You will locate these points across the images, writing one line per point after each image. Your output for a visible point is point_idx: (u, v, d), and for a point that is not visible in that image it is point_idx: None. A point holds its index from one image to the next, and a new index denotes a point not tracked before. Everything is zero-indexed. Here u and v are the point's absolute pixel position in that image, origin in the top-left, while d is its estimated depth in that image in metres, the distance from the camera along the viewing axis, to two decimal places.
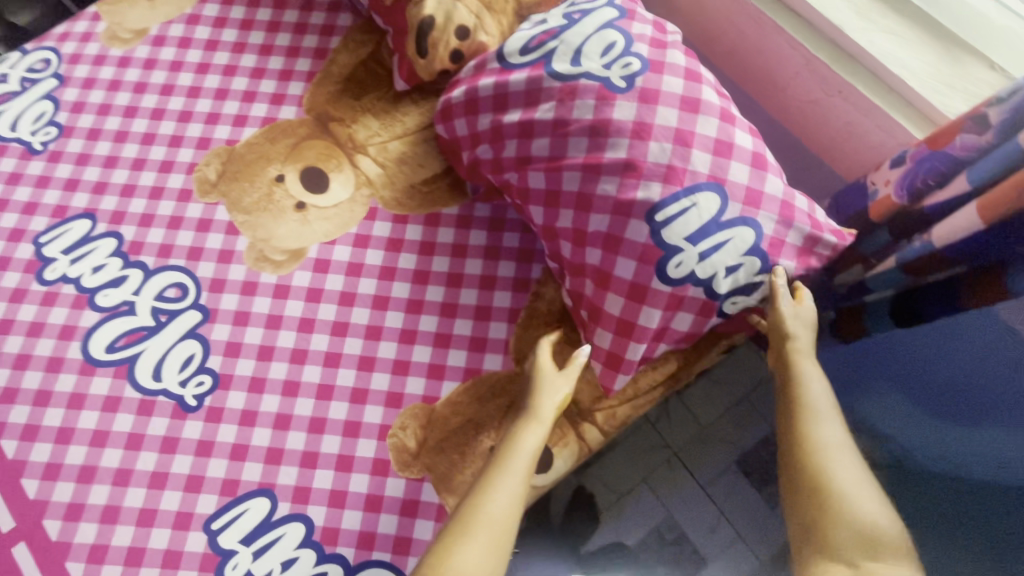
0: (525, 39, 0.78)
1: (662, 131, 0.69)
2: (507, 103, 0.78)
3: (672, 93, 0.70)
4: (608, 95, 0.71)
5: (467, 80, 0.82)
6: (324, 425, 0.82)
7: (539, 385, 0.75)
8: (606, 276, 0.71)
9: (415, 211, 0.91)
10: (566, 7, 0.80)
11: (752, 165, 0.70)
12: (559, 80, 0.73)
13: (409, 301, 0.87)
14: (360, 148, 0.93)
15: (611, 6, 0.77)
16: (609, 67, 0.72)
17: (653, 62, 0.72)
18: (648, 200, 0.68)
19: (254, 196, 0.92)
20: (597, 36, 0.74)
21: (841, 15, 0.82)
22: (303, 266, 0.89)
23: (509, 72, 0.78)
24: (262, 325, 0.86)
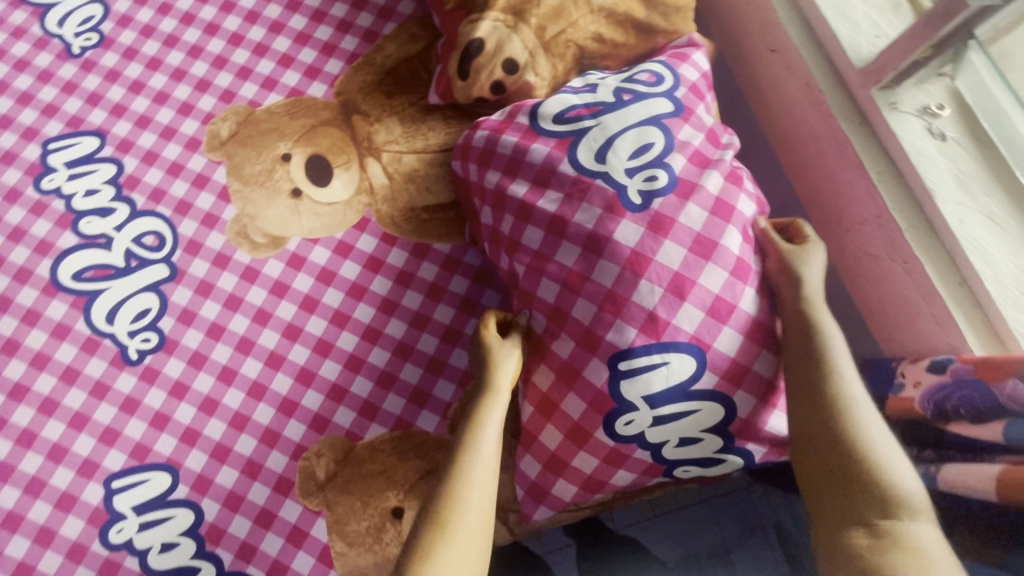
0: (563, 106, 0.74)
1: (660, 271, 0.66)
2: (518, 170, 0.74)
3: (688, 229, 0.67)
4: (620, 208, 0.68)
5: (493, 126, 0.78)
6: (245, 424, 0.80)
7: (493, 363, 0.70)
8: (552, 396, 0.71)
9: (406, 236, 0.86)
10: (621, 83, 0.75)
11: (742, 335, 0.67)
12: (575, 168, 0.71)
13: (367, 327, 0.83)
14: (374, 151, 0.88)
15: (667, 98, 0.73)
16: (632, 174, 0.69)
17: (683, 182, 0.69)
18: (615, 344, 0.66)
19: (256, 167, 0.88)
20: (634, 132, 0.71)
21: (939, 179, 0.69)
22: (278, 256, 0.86)
23: (534, 137, 0.74)
24: (221, 302, 0.84)
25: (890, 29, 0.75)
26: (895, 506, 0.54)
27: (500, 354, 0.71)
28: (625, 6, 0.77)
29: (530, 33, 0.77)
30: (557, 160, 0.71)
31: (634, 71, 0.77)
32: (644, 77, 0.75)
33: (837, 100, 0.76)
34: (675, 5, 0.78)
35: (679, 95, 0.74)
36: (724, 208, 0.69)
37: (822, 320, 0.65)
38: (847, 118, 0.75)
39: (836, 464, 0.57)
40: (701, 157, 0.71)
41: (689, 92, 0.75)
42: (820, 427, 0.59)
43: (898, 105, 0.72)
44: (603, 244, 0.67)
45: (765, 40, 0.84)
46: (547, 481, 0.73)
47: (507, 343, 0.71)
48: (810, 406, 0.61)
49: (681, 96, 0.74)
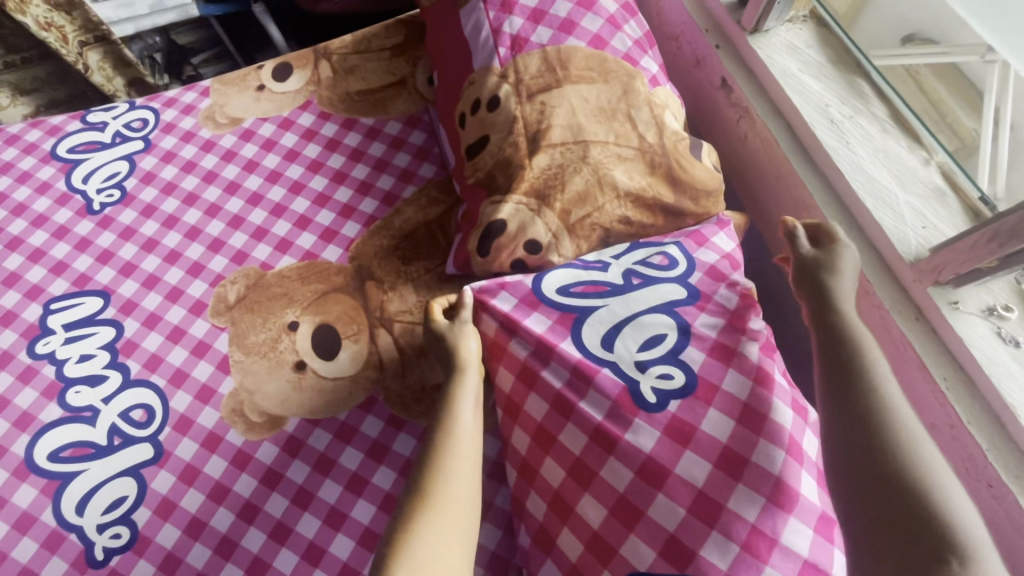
0: (569, 279, 0.70)
1: (679, 485, 0.56)
2: (515, 334, 0.68)
3: (715, 438, 0.57)
4: (631, 406, 0.60)
5: (494, 279, 0.73)
6: None
7: (456, 342, 0.69)
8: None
9: (416, 418, 0.78)
10: (632, 261, 0.71)
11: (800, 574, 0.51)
12: (578, 351, 0.64)
13: (365, 529, 0.73)
14: (385, 321, 0.83)
15: (680, 283, 0.67)
16: (643, 369, 0.62)
17: (703, 383, 0.60)
18: (630, 563, 0.56)
19: (261, 335, 0.83)
20: (644, 319, 0.64)
21: (1020, 394, 0.62)
22: (273, 439, 0.78)
23: (536, 304, 0.69)
24: (205, 492, 0.76)
25: (939, 220, 0.70)
26: (950, 549, 0.48)
27: (451, 332, 0.70)
28: (654, 191, 0.74)
29: (554, 216, 0.73)
30: (556, 338, 0.65)
31: (647, 248, 0.72)
32: (657, 257, 0.70)
33: (886, 293, 0.70)
34: (706, 190, 0.76)
35: (694, 280, 0.68)
36: (752, 415, 0.57)
37: (859, 338, 0.61)
38: (900, 312, 0.69)
39: (878, 488, 0.52)
40: (724, 349, 0.62)
41: (705, 276, 0.69)
42: (860, 442, 0.55)
43: (958, 305, 0.66)
44: (611, 441, 0.60)
45: (800, 218, 0.80)
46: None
47: (462, 319, 0.70)
48: (853, 420, 0.56)
49: (696, 281, 0.68)
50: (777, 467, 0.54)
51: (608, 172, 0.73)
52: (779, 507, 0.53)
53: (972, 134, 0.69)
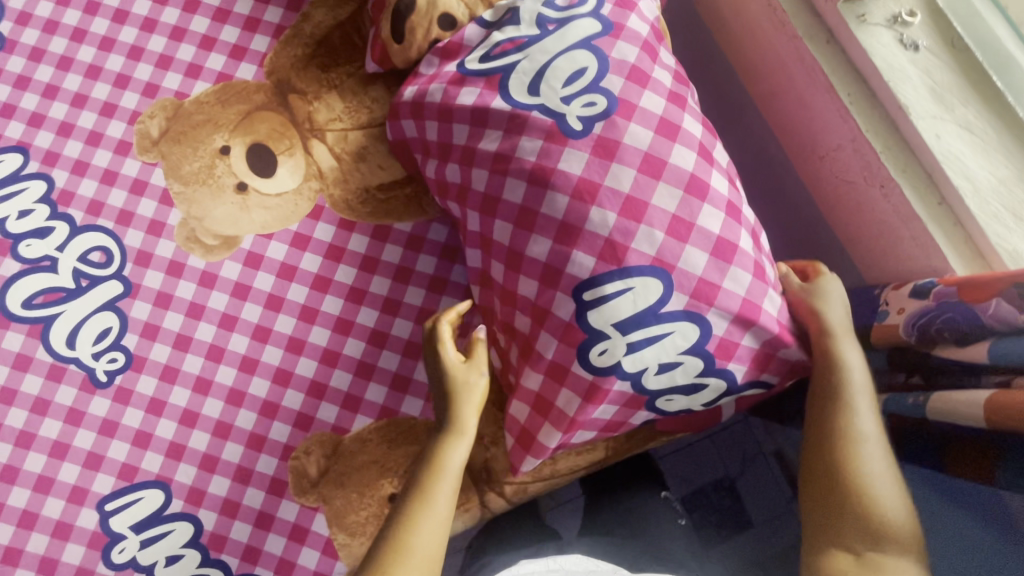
0: (487, 46, 0.69)
1: (610, 196, 0.59)
2: (452, 116, 0.68)
3: (635, 149, 0.60)
4: (560, 136, 0.61)
5: (421, 81, 0.73)
6: (229, 432, 0.79)
7: (460, 394, 0.68)
8: (532, 342, 0.65)
9: (365, 219, 0.81)
10: (541, 4, 0.67)
11: (711, 255, 0.60)
12: (509, 105, 0.64)
13: (338, 319, 0.80)
14: (318, 132, 0.82)
15: (594, 17, 0.65)
16: (568, 102, 0.62)
17: (623, 102, 0.61)
18: (576, 276, 0.60)
19: (195, 164, 0.82)
20: (566, 58, 0.63)
21: (913, 94, 0.66)
22: (233, 257, 0.81)
23: (461, 80, 0.69)
24: (183, 312, 0.81)
25: None
26: (875, 540, 0.56)
27: (460, 373, 0.69)
28: None
29: None
30: (488, 99, 0.65)
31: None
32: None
33: (801, 20, 0.70)
34: None
35: (606, 13, 0.66)
36: (668, 127, 0.61)
37: (846, 357, 0.62)
38: (812, 36, 0.70)
39: (829, 492, 0.59)
40: (639, 74, 0.63)
41: (615, 7, 0.66)
42: (821, 419, 0.62)
43: (866, 17, 0.67)
44: (547, 176, 0.61)
45: None
46: (534, 424, 0.67)
47: (472, 368, 0.69)
48: (816, 398, 0.63)
49: (608, 13, 0.66)
50: (690, 168, 0.61)
51: None
52: (694, 198, 0.60)
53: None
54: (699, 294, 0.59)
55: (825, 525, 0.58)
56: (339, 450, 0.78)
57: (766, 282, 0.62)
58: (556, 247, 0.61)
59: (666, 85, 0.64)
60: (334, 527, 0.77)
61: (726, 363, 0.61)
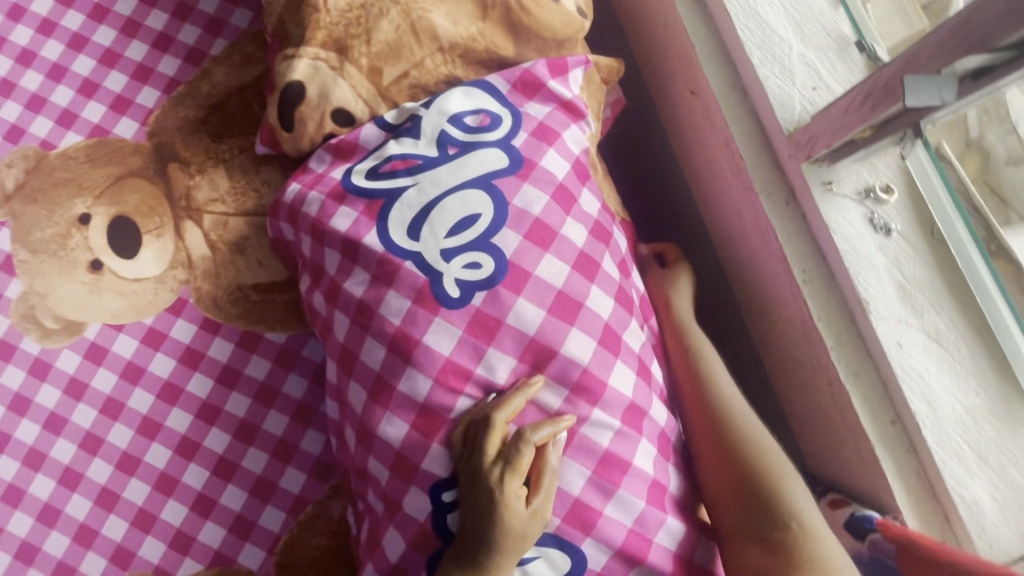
0: (377, 158, 0.53)
1: (482, 385, 0.46)
2: (324, 239, 0.53)
3: (520, 331, 0.46)
4: (432, 301, 0.46)
5: (307, 180, 0.59)
6: (34, 556, 0.66)
7: (508, 545, 0.45)
8: (379, 531, 0.51)
9: (234, 322, 0.68)
10: (446, 117, 0.53)
11: (597, 470, 0.46)
12: (382, 246, 0.48)
13: (182, 438, 0.67)
14: (194, 213, 0.70)
15: (502, 147, 0.50)
16: (448, 259, 0.47)
17: (515, 269, 0.47)
18: (432, 473, 0.46)
19: (47, 231, 0.70)
20: (456, 199, 0.48)
21: (878, 288, 0.54)
22: (74, 346, 0.69)
23: (341, 196, 0.53)
24: (3, 404, 0.68)
25: (834, 79, 0.57)
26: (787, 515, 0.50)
27: (521, 521, 0.44)
28: (486, 42, 0.57)
29: (361, 75, 0.58)
30: (362, 231, 0.50)
31: (468, 99, 0.54)
32: (477, 115, 0.53)
33: (760, 172, 0.59)
34: (556, 41, 0.59)
35: (519, 143, 0.51)
36: (567, 304, 0.47)
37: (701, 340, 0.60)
38: (770, 195, 0.58)
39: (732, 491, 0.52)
40: (542, 231, 0.48)
41: (531, 137, 0.52)
42: (728, 475, 0.52)
43: (833, 186, 0.55)
44: (410, 348, 0.46)
45: (684, 77, 0.66)
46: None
47: (536, 512, 0.45)
48: (681, 390, 0.58)
49: (520, 146, 0.51)
50: (585, 361, 0.47)
51: (422, 14, 0.56)
52: (587, 401, 0.47)
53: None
54: (573, 517, 0.46)
55: (742, 503, 0.51)
56: None
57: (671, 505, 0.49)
58: (410, 434, 0.46)
59: (577, 244, 0.49)
60: None
61: None
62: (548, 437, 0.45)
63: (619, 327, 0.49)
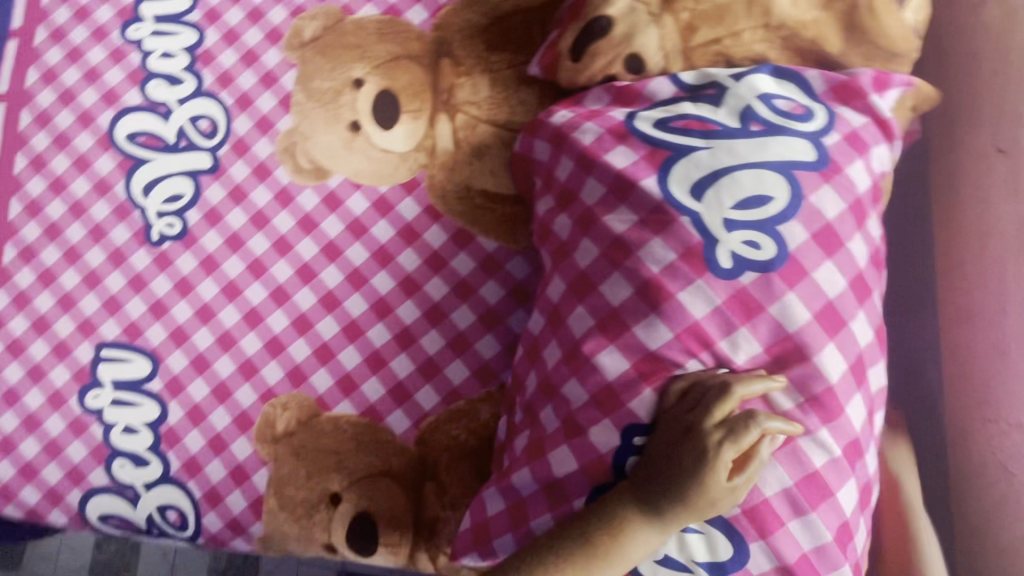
0: (671, 112, 0.56)
1: (717, 359, 0.48)
2: (590, 169, 0.57)
3: (778, 326, 0.47)
4: (699, 262, 0.49)
5: (580, 111, 0.62)
6: (231, 345, 0.77)
7: (706, 501, 0.47)
8: (544, 444, 0.54)
9: (451, 216, 0.74)
10: (756, 95, 0.54)
11: (797, 484, 0.47)
12: (660, 192, 0.52)
13: (380, 300, 0.74)
14: (450, 108, 0.75)
15: (810, 143, 0.51)
16: (730, 229, 0.49)
17: (794, 262, 0.48)
18: (635, 415, 0.49)
19: (326, 84, 0.79)
20: (751, 174, 0.50)
21: None
22: (316, 189, 0.78)
23: (622, 135, 0.57)
24: (248, 215, 0.79)
25: None
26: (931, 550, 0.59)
27: (719, 491, 0.46)
28: (816, 31, 0.55)
29: (673, 29, 0.59)
30: (640, 174, 0.54)
31: (780, 88, 0.55)
32: (788, 102, 0.54)
33: None
34: (886, 53, 0.56)
35: (827, 142, 0.51)
36: (833, 317, 0.48)
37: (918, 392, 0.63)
38: None
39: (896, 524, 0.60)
40: (829, 237, 0.49)
41: (843, 141, 0.52)
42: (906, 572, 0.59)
43: None
44: (661, 298, 0.49)
45: (993, 132, 0.62)
46: (496, 525, 0.56)
47: (735, 489, 0.46)
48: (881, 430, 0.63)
49: (830, 145, 0.51)
50: (832, 381, 0.47)
51: None
52: (816, 414, 0.47)
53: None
54: (753, 514, 0.47)
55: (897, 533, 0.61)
56: (311, 418, 0.74)
57: (844, 547, 0.47)
58: (628, 373, 0.50)
59: (857, 263, 0.49)
60: (269, 488, 0.73)
61: None
62: (773, 431, 0.46)
63: (866, 361, 0.49)
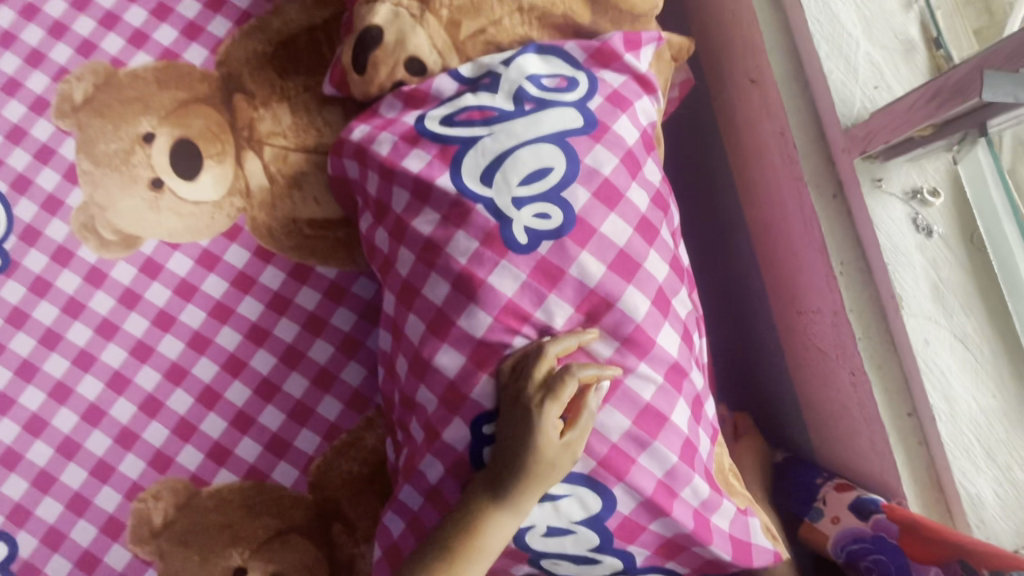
0: (454, 106, 0.57)
1: (540, 330, 0.51)
2: (393, 178, 0.57)
3: (580, 284, 0.51)
4: (500, 244, 0.51)
5: (376, 122, 0.62)
6: (75, 452, 0.69)
7: (545, 462, 0.48)
8: (416, 457, 0.55)
9: (285, 253, 0.71)
10: (524, 76, 0.56)
11: (635, 422, 0.50)
12: (455, 187, 0.53)
13: (230, 357, 0.70)
14: (255, 144, 0.72)
15: (577, 109, 0.54)
16: (519, 206, 0.51)
17: (580, 223, 0.51)
18: (480, 405, 0.50)
19: (112, 145, 0.72)
20: (530, 150, 0.52)
21: (910, 286, 0.56)
22: (130, 259, 0.72)
23: (415, 138, 0.57)
24: (58, 306, 0.71)
25: (895, 80, 0.59)
26: None
27: (554, 450, 0.48)
28: (564, 7, 0.59)
29: (439, 27, 0.60)
30: (435, 173, 0.54)
31: (546, 65, 0.58)
32: (554, 78, 0.57)
33: (814, 165, 0.61)
34: (632, 14, 0.60)
35: (593, 107, 0.55)
36: (626, 263, 0.52)
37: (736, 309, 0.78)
38: (819, 186, 0.61)
39: None
40: (609, 191, 0.52)
41: (606, 103, 0.56)
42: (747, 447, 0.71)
43: (882, 184, 0.57)
44: (473, 286, 0.50)
45: (745, 66, 0.68)
46: (404, 546, 0.55)
47: (569, 444, 0.49)
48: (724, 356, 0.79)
49: (595, 108, 0.55)
50: (639, 318, 0.51)
51: None
52: (633, 354, 0.51)
53: (1006, 9, 0.56)
54: (607, 463, 0.50)
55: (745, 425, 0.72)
56: (191, 499, 0.68)
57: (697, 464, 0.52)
58: (465, 366, 0.51)
59: (639, 209, 0.54)
60: None
61: (624, 544, 0.51)
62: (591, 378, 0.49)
63: (670, 293, 0.54)
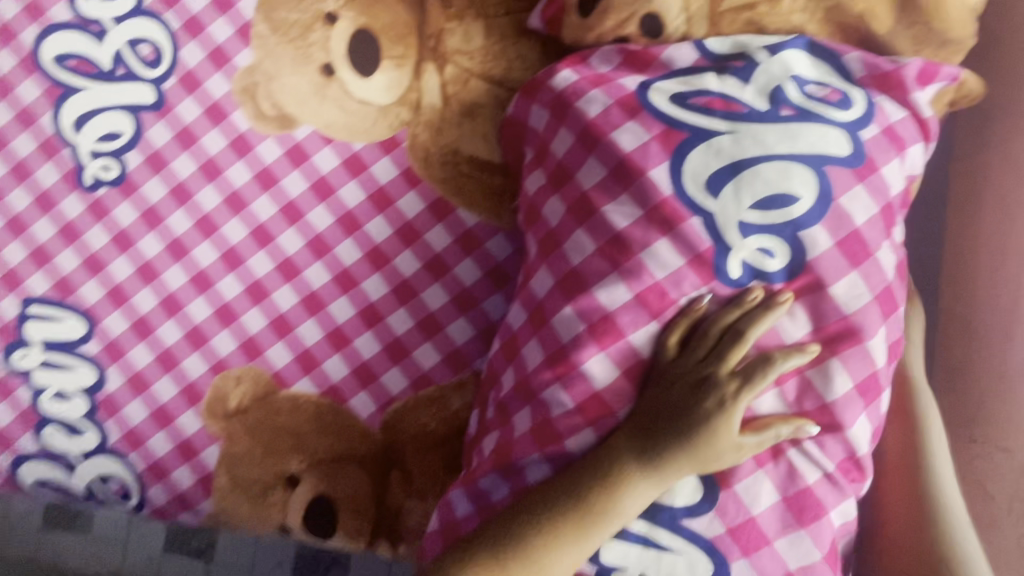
0: (690, 86, 0.49)
1: None
2: (594, 147, 0.49)
3: (778, 336, 0.45)
4: (708, 270, 0.44)
5: (587, 75, 0.53)
6: (177, 310, 0.69)
7: (712, 446, 0.44)
8: (513, 450, 0.47)
9: (434, 182, 0.67)
10: (788, 76, 0.48)
11: (784, 499, 0.44)
12: (671, 188, 0.45)
13: (345, 271, 0.68)
14: (438, 58, 0.66)
15: (843, 134, 0.45)
16: (745, 233, 0.44)
17: (810, 273, 0.44)
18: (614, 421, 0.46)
19: (293, 15, 0.68)
20: (777, 167, 0.44)
21: None
22: (279, 139, 0.69)
23: (634, 107, 0.49)
24: (197, 163, 0.70)
25: None
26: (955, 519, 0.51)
27: (727, 444, 0.43)
28: (865, 6, 0.49)
29: None
30: (650, 161, 0.46)
31: (814, 69, 0.49)
32: (822, 87, 0.48)
33: None
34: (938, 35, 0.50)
35: (863, 135, 0.46)
36: (844, 333, 0.44)
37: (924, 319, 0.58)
38: None
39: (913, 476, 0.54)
40: (855, 245, 0.44)
41: (881, 136, 0.46)
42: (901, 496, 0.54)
43: None
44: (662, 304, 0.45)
45: None
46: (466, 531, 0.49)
47: (743, 446, 0.43)
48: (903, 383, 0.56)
49: (867, 139, 0.46)
50: (832, 396, 0.44)
51: None
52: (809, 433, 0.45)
53: None
54: (742, 532, 0.44)
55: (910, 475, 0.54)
56: (267, 396, 0.68)
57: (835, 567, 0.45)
58: (616, 384, 0.45)
59: (878, 276, 0.45)
60: (220, 465, 0.68)
61: None
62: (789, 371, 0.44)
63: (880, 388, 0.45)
